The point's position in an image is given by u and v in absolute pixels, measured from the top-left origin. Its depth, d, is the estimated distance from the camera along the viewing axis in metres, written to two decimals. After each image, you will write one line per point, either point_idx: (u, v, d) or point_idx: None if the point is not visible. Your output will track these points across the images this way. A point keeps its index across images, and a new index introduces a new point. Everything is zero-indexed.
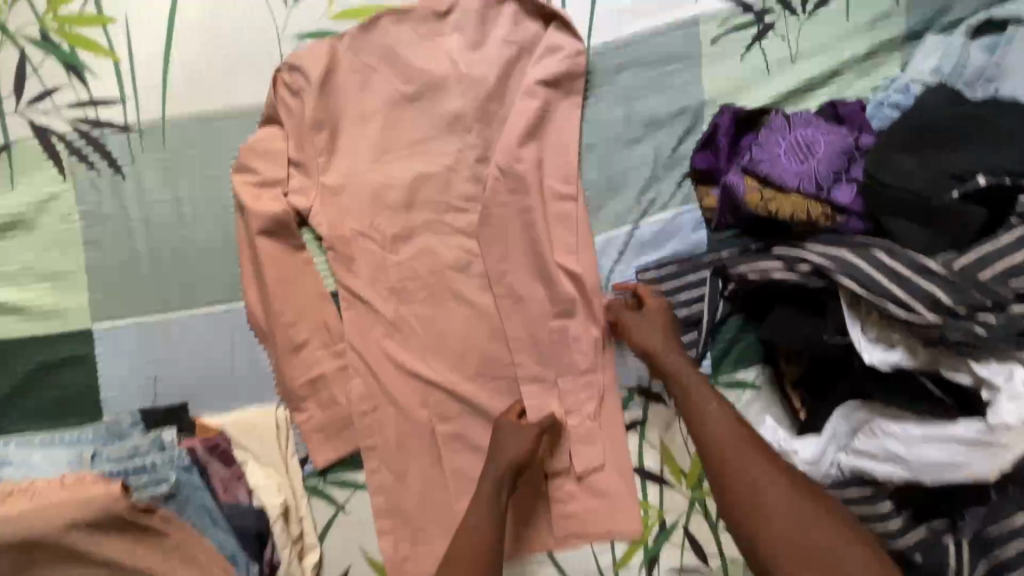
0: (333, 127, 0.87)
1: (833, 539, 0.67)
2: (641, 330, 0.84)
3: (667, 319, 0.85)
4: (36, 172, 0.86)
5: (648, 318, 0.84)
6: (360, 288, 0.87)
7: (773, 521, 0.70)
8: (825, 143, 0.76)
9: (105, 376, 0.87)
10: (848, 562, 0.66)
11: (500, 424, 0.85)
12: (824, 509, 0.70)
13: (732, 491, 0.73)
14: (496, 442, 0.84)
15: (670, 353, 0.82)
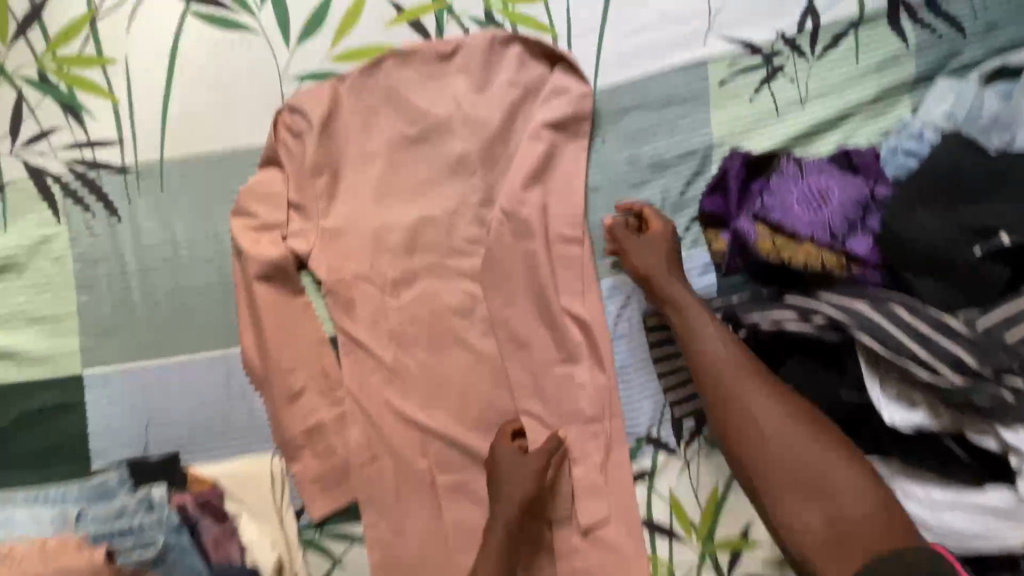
0: (334, 169, 0.85)
1: (825, 455, 0.68)
2: (642, 254, 0.82)
3: (670, 244, 0.83)
4: (29, 214, 0.84)
5: (648, 244, 0.83)
6: (359, 334, 0.85)
7: (766, 438, 0.71)
8: (840, 191, 0.74)
9: (93, 425, 0.84)
10: (838, 478, 0.67)
11: (499, 449, 0.83)
12: (817, 428, 0.70)
13: (729, 425, 0.73)
14: (502, 474, 0.82)
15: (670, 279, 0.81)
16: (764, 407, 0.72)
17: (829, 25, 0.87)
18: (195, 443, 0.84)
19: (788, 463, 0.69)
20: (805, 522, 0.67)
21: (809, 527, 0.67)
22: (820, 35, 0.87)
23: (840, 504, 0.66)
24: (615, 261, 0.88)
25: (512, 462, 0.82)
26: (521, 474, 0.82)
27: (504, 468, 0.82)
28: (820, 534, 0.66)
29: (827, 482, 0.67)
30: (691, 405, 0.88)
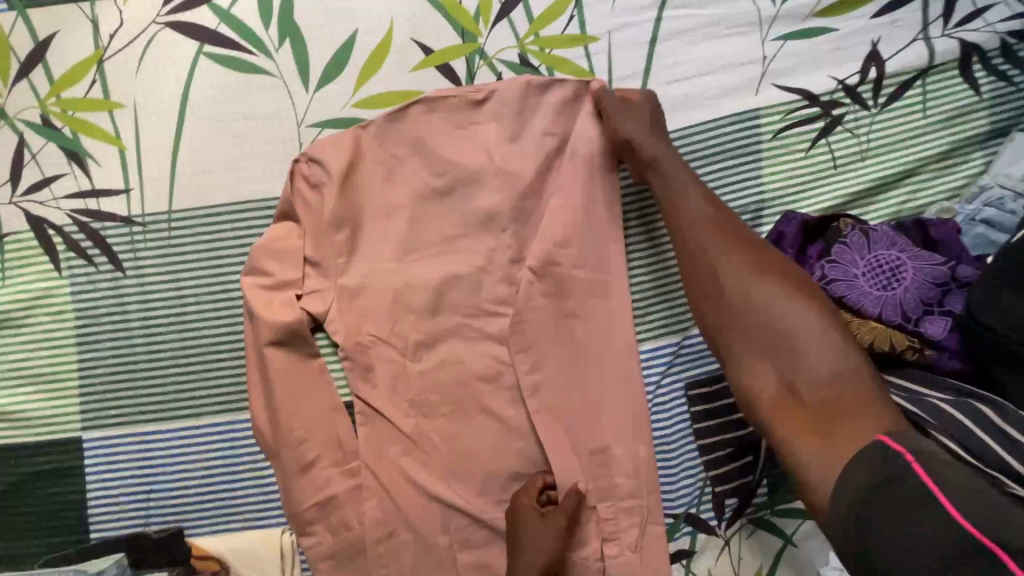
0: (355, 223, 0.79)
1: (799, 320, 0.65)
2: (623, 121, 0.76)
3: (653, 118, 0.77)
4: (27, 266, 0.78)
5: (630, 108, 0.76)
6: (378, 400, 0.79)
7: (733, 300, 0.68)
8: (912, 268, 0.68)
9: (91, 493, 0.78)
10: (812, 341, 0.64)
11: (517, 510, 0.76)
12: (792, 294, 0.66)
13: (698, 291, 0.71)
14: (522, 539, 0.74)
15: (653, 148, 0.75)
16: (734, 271, 0.69)
17: (894, 74, 0.80)
18: (201, 513, 0.79)
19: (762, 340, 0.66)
20: (763, 384, 0.65)
21: (768, 390, 0.64)
22: (884, 85, 0.80)
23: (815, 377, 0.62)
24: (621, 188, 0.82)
25: (531, 527, 0.74)
26: (541, 540, 0.74)
27: (525, 537, 0.75)
28: (783, 396, 0.63)
29: (799, 347, 0.64)
30: (734, 482, 0.82)
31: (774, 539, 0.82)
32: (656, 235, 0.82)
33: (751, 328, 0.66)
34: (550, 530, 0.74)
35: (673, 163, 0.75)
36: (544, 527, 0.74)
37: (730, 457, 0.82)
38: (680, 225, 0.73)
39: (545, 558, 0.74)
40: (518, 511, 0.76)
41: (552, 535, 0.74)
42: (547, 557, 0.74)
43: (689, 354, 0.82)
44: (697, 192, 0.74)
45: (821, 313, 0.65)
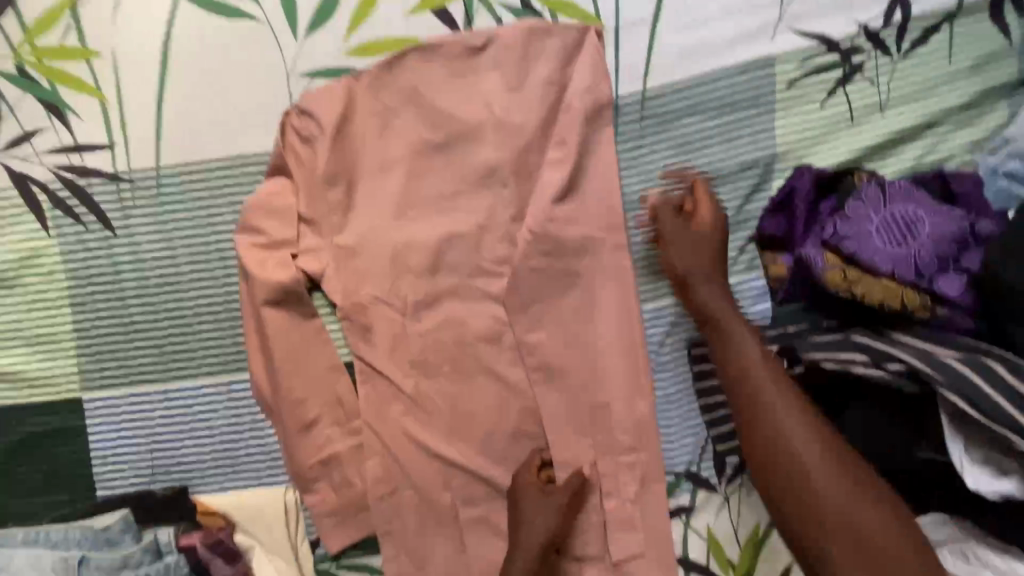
0: (350, 180, 0.77)
1: (857, 484, 0.61)
2: (679, 245, 0.76)
3: (717, 224, 0.76)
4: (14, 226, 0.76)
5: (691, 225, 0.76)
6: (377, 360, 0.78)
7: (790, 449, 0.64)
8: (929, 224, 0.66)
9: (95, 454, 0.78)
10: (870, 504, 0.60)
11: (521, 493, 0.77)
12: (849, 457, 0.63)
13: (755, 429, 0.66)
14: (521, 516, 0.76)
15: (707, 283, 0.75)
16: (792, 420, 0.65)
17: (920, 17, 0.76)
18: (204, 472, 0.79)
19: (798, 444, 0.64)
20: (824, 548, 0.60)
21: (831, 551, 0.59)
22: (909, 30, 0.76)
23: (863, 513, 0.60)
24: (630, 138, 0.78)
25: (535, 505, 0.77)
26: (542, 516, 0.76)
27: (527, 514, 0.76)
28: (845, 559, 0.59)
29: (858, 509, 0.60)
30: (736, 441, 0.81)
31: None
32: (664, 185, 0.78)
33: (801, 464, 0.63)
34: (552, 508, 0.76)
35: (731, 312, 0.73)
36: (547, 506, 0.76)
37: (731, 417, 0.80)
38: (735, 361, 0.70)
39: (545, 535, 0.76)
40: (518, 487, 0.78)
41: (557, 506, 0.76)
42: (548, 533, 0.76)
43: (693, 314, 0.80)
44: (752, 340, 0.71)
45: (878, 484, 0.62)
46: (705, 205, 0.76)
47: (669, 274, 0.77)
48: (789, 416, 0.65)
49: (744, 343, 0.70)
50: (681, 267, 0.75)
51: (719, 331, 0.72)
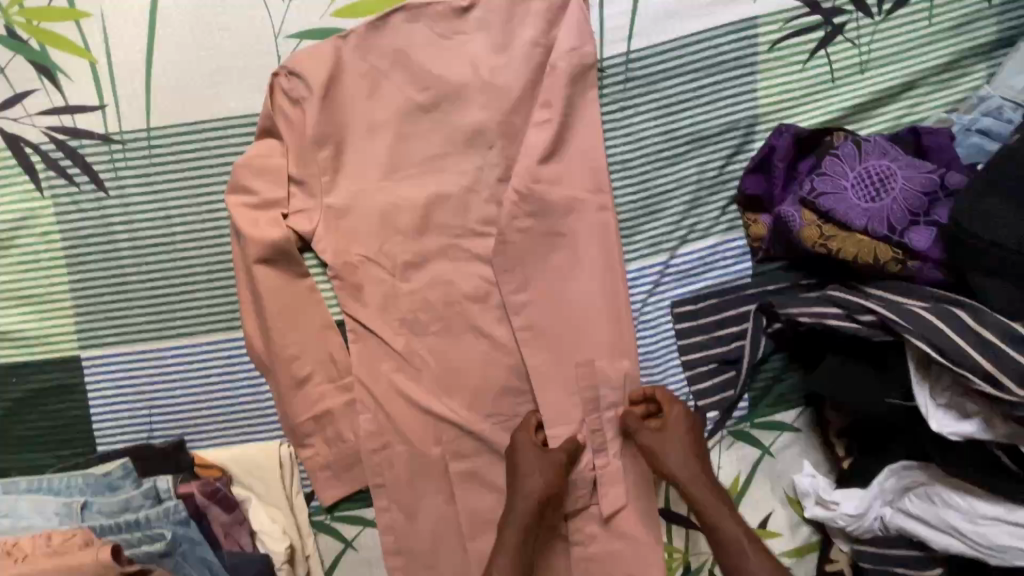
0: (339, 141, 0.78)
1: None
2: (664, 451, 0.78)
3: (687, 429, 0.80)
4: (9, 187, 0.77)
5: (669, 436, 0.79)
6: (368, 319, 0.80)
7: None
8: (902, 178, 0.67)
9: (95, 409, 0.81)
10: None
11: (518, 444, 0.80)
12: None
13: None
14: (520, 472, 0.78)
15: (697, 482, 0.78)
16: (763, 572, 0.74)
17: None
18: (202, 428, 0.81)
19: None
20: None
21: None
22: None
23: None
24: (616, 98, 0.79)
25: (532, 466, 0.78)
26: (538, 474, 0.78)
27: (525, 473, 0.78)
28: None
29: None
30: (716, 397, 0.84)
31: (753, 450, 0.85)
32: (649, 146, 0.80)
33: None
34: (551, 466, 0.78)
35: (704, 481, 0.79)
36: (546, 464, 0.78)
37: (712, 372, 0.84)
38: (718, 538, 0.76)
39: (540, 493, 0.78)
40: (516, 448, 0.80)
41: (551, 467, 0.78)
42: (543, 490, 0.78)
43: (675, 273, 0.82)
44: (718, 497, 0.78)
45: None
46: (676, 417, 0.80)
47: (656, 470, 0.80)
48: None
49: (719, 519, 0.77)
50: (671, 474, 0.78)
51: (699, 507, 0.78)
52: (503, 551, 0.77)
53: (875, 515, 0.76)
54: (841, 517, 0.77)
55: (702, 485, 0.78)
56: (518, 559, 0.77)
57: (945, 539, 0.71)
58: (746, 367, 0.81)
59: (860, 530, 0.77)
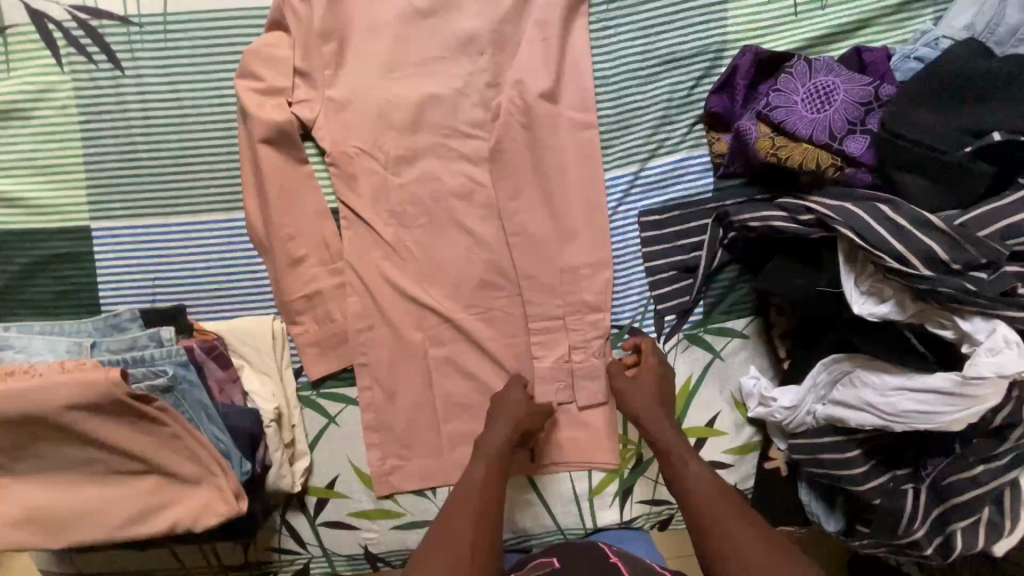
0: (342, 38, 0.84)
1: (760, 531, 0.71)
2: (633, 396, 0.87)
3: (653, 382, 0.88)
4: (31, 59, 0.83)
5: (638, 385, 0.88)
6: (361, 208, 0.87)
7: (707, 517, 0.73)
8: (844, 91, 0.76)
9: (101, 276, 0.87)
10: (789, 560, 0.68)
11: (511, 381, 0.90)
12: (753, 521, 0.72)
13: (697, 514, 0.74)
14: (507, 399, 0.87)
15: (658, 416, 0.85)
16: (704, 485, 0.77)
17: None
18: (202, 298, 0.88)
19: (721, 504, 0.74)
20: None
21: None
22: None
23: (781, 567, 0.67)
24: (599, 18, 0.87)
25: (520, 402, 0.87)
26: (523, 404, 0.87)
27: (509, 398, 0.87)
28: None
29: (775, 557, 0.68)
30: (674, 301, 0.92)
31: (704, 354, 0.94)
32: (628, 63, 0.87)
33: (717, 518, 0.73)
34: (533, 409, 0.87)
35: (662, 418, 0.85)
36: (538, 410, 0.88)
37: (674, 279, 0.92)
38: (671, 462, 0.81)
39: (517, 416, 0.85)
40: (507, 389, 0.89)
41: (531, 407, 0.87)
42: (520, 413, 0.86)
43: (645, 184, 0.90)
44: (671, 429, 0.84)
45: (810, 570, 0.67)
46: (649, 363, 0.89)
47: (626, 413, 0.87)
48: (719, 509, 0.73)
49: (670, 441, 0.83)
50: (636, 411, 0.86)
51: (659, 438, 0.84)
52: (478, 461, 0.81)
53: (807, 410, 0.84)
54: (779, 411, 0.86)
55: (658, 419, 0.85)
56: (491, 467, 0.80)
57: (859, 415, 0.76)
58: (702, 274, 0.90)
59: (794, 423, 0.85)
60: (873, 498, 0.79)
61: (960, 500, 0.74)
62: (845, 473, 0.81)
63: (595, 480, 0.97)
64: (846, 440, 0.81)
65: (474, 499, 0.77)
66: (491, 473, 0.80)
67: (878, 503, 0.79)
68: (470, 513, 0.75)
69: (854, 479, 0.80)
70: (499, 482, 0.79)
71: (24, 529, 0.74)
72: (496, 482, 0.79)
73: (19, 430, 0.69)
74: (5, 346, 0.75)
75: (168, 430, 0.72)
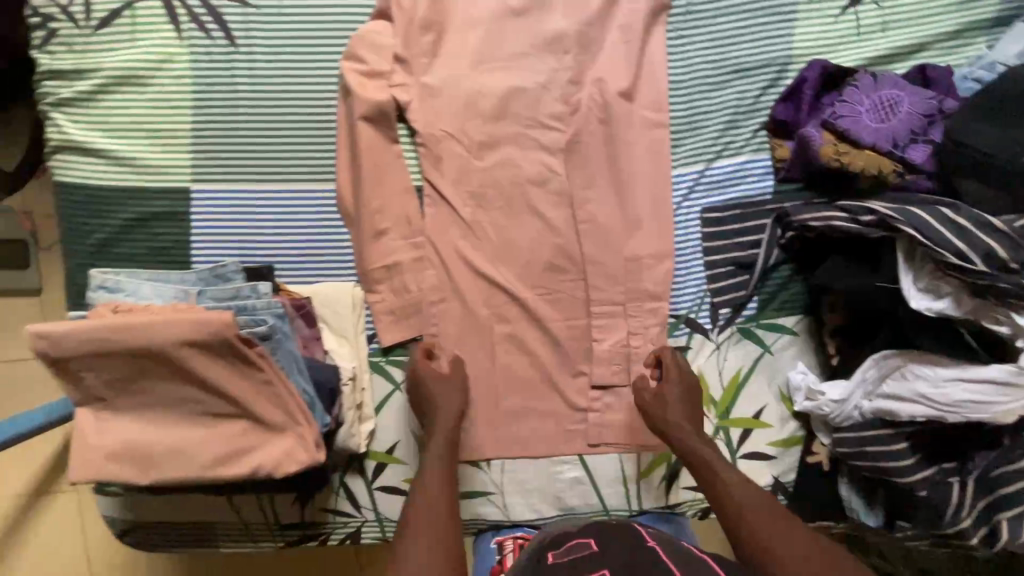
0: (441, 31, 0.92)
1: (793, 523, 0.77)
2: (665, 409, 0.91)
3: (682, 388, 0.93)
4: (154, 32, 0.91)
5: (666, 395, 0.92)
6: (444, 187, 0.94)
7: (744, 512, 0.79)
8: (908, 104, 0.83)
9: (195, 235, 0.93)
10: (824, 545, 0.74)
11: (418, 374, 0.91)
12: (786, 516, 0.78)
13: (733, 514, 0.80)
14: (429, 395, 0.91)
15: (686, 423, 0.90)
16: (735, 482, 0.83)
17: None
18: (288, 262, 0.94)
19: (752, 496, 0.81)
20: None
21: None
22: None
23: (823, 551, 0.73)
24: (676, 27, 0.94)
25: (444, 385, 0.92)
26: (452, 389, 0.92)
27: (437, 395, 0.91)
28: None
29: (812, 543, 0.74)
30: (730, 295, 0.97)
31: (755, 347, 0.99)
32: (700, 70, 0.94)
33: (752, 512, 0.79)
34: (456, 386, 0.92)
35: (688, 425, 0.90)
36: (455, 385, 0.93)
37: (730, 274, 0.97)
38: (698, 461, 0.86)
39: (457, 400, 0.91)
40: (419, 379, 0.91)
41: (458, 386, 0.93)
42: (456, 403, 0.91)
43: (709, 182, 0.96)
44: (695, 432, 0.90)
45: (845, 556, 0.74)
46: (674, 375, 0.93)
47: (654, 428, 0.91)
48: (755, 508, 0.79)
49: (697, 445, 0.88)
50: (665, 422, 0.90)
51: (684, 442, 0.88)
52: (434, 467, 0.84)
53: (854, 404, 0.88)
54: (827, 404, 0.90)
55: (685, 424, 0.90)
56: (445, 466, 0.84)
57: (913, 406, 0.81)
58: (759, 271, 0.96)
59: (840, 417, 0.89)
60: (918, 490, 0.84)
61: (1006, 491, 0.80)
62: (892, 465, 0.85)
63: (644, 463, 1.00)
64: (895, 433, 0.85)
65: (434, 501, 0.80)
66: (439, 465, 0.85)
67: (923, 495, 0.84)
68: (438, 513, 0.78)
69: (901, 472, 0.85)
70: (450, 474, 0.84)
71: (119, 463, 0.79)
72: (450, 478, 0.83)
73: (132, 363, 0.74)
74: (117, 290, 0.80)
75: (262, 376, 0.77)
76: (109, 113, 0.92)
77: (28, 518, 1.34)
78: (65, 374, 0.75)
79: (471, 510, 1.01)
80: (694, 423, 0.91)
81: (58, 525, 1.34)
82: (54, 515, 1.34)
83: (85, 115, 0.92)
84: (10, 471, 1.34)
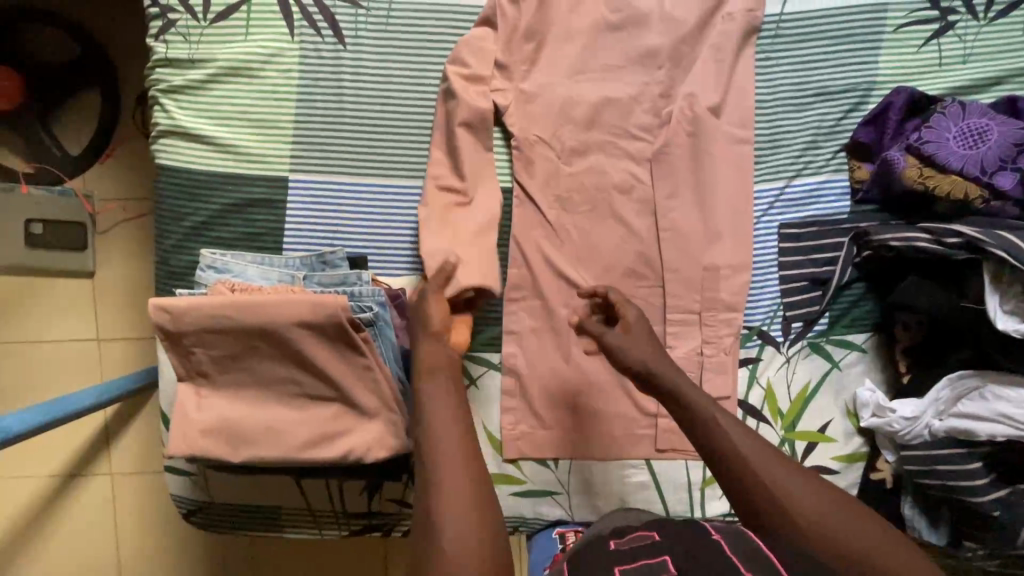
0: (541, 40, 0.97)
1: (803, 475, 0.69)
2: (632, 351, 0.82)
3: (642, 326, 0.86)
4: (269, 27, 0.95)
5: (634, 340, 0.83)
6: (533, 189, 0.97)
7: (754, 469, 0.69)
8: (997, 133, 0.88)
9: (289, 224, 0.96)
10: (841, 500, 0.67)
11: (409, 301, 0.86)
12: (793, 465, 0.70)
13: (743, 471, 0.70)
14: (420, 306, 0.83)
15: (662, 364, 0.80)
16: (735, 433, 0.72)
17: None
18: (376, 254, 0.97)
19: (753, 446, 0.71)
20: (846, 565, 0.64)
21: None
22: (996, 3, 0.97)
23: (844, 510, 0.67)
24: (765, 49, 0.98)
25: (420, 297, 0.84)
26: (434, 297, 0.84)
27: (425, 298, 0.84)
28: None
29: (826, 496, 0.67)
30: (803, 309, 0.99)
31: (823, 363, 0.99)
32: (785, 91, 0.98)
33: (761, 468, 0.69)
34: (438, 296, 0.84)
35: (673, 370, 0.79)
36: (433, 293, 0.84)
37: (804, 290, 0.99)
38: (693, 414, 0.75)
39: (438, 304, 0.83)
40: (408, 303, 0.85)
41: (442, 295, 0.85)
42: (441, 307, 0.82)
43: (787, 200, 0.99)
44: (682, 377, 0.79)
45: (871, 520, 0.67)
46: (629, 314, 0.87)
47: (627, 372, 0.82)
48: (759, 458, 0.70)
49: (690, 394, 0.76)
50: (640, 364, 0.81)
51: (674, 397, 0.77)
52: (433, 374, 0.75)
53: (925, 423, 0.91)
54: (898, 422, 0.92)
55: (669, 370, 0.79)
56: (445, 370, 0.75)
57: (992, 425, 0.87)
58: (832, 288, 0.97)
59: (911, 436, 0.91)
60: (992, 509, 0.87)
61: None
62: (965, 483, 0.88)
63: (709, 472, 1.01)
64: (970, 453, 0.88)
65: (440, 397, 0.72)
66: (443, 376, 0.74)
67: (998, 514, 0.87)
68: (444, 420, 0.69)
69: (973, 490, 0.88)
70: (451, 377, 0.75)
71: (212, 437, 0.80)
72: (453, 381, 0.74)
73: (243, 339, 0.78)
74: (225, 270, 0.85)
75: (363, 360, 0.79)
76: (216, 101, 0.95)
77: (56, 505, 1.34)
78: (176, 348, 0.78)
79: (534, 507, 1.02)
80: (672, 364, 0.81)
81: (91, 512, 1.35)
82: (85, 501, 1.35)
83: (193, 102, 0.95)
84: (38, 458, 1.33)
